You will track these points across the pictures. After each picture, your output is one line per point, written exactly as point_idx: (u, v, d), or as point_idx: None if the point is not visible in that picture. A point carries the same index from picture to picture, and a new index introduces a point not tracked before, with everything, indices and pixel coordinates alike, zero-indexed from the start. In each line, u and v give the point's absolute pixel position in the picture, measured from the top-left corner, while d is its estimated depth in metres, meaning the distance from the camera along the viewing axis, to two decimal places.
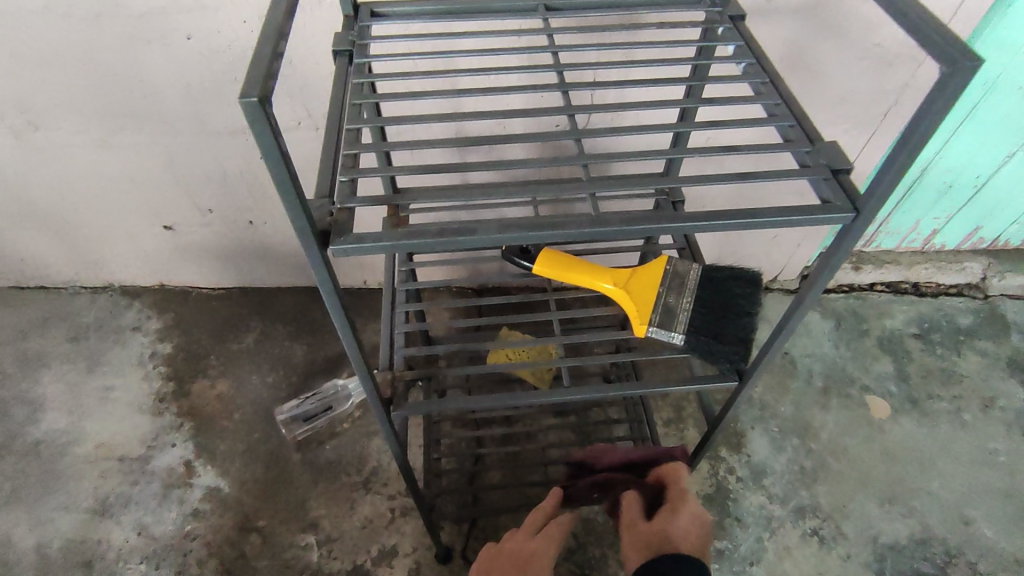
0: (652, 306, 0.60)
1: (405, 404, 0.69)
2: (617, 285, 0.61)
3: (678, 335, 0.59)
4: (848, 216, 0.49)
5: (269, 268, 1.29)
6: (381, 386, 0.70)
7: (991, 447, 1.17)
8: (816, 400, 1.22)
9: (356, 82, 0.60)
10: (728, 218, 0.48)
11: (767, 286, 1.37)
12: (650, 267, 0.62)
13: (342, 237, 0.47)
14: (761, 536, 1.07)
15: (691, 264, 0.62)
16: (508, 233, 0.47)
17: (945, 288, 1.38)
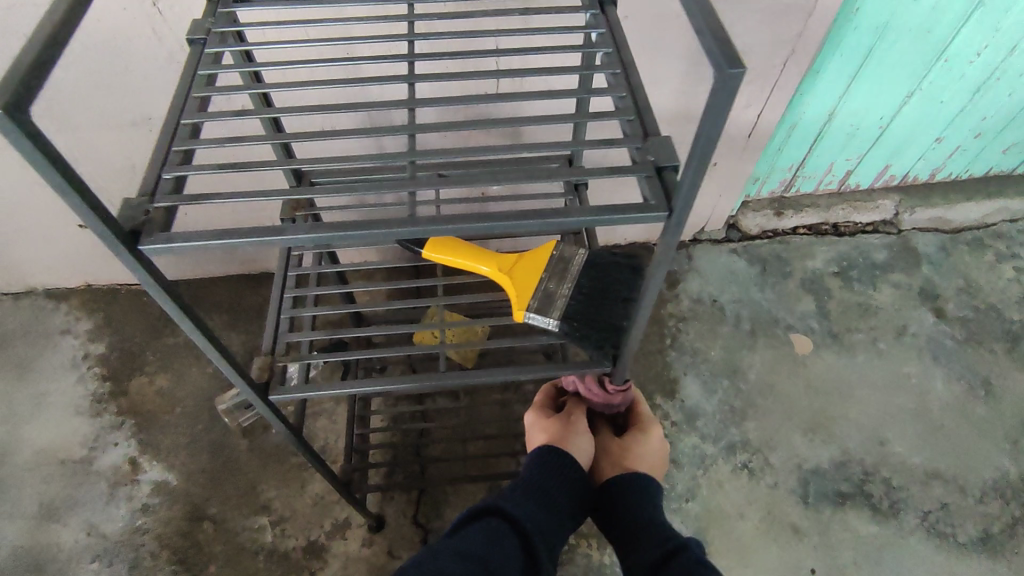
0: (531, 293, 0.65)
1: (282, 390, 0.71)
2: (500, 272, 0.67)
3: (552, 322, 0.62)
4: (661, 216, 0.51)
5: (197, 260, 1.27)
6: (258, 370, 0.70)
7: (903, 372, 1.25)
8: (744, 343, 1.28)
9: (202, 74, 0.60)
10: (538, 217, 0.50)
11: (696, 237, 1.41)
12: (539, 257, 0.68)
13: (152, 236, 0.48)
14: (695, 474, 1.14)
15: (577, 249, 0.66)
16: (357, 232, 0.49)
17: (863, 226, 1.44)
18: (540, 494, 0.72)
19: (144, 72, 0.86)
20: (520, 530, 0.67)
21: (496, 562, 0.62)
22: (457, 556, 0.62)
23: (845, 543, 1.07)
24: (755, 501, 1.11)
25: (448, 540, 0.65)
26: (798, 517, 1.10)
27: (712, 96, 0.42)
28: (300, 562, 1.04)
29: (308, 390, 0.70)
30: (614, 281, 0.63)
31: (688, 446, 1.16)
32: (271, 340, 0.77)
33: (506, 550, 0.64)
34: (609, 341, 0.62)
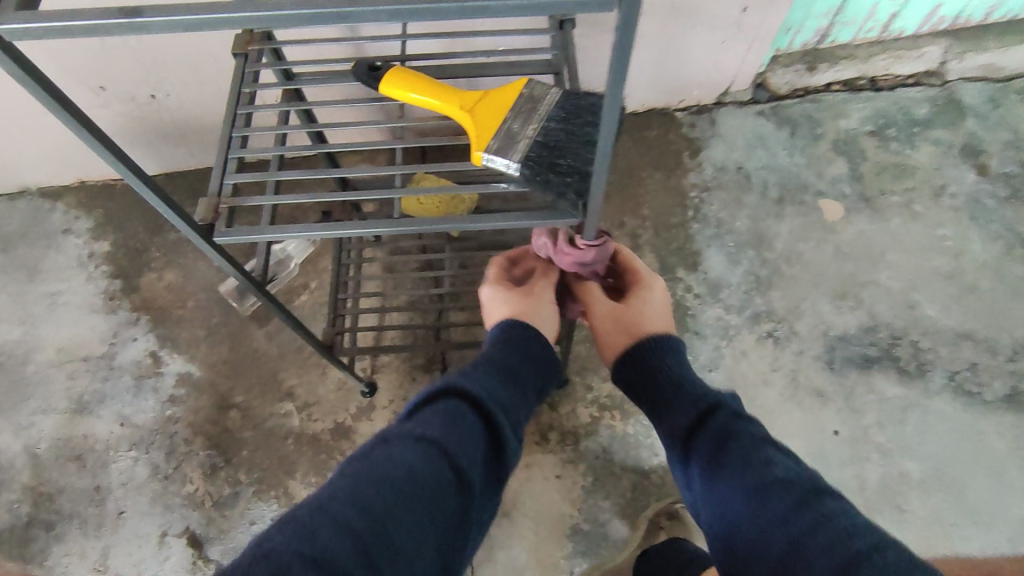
0: (493, 132, 0.56)
1: (225, 234, 0.65)
2: (460, 109, 0.57)
3: (513, 164, 0.53)
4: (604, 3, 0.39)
5: (190, 148, 1.19)
6: (205, 210, 0.66)
7: (939, 234, 1.19)
8: (770, 211, 1.22)
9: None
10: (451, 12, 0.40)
11: (720, 100, 1.30)
12: (507, 93, 0.58)
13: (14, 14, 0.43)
14: (718, 345, 1.12)
15: (549, 89, 0.57)
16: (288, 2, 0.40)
17: (904, 78, 1.32)
18: (505, 373, 0.69)
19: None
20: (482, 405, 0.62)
21: (457, 442, 0.57)
22: (412, 438, 0.56)
23: (870, 406, 1.07)
24: (779, 369, 1.10)
25: (401, 425, 0.59)
26: (823, 383, 1.09)
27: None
28: (330, 443, 1.07)
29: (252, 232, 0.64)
30: (585, 124, 0.55)
31: (712, 318, 1.14)
32: (218, 180, 0.69)
33: (468, 427, 0.59)
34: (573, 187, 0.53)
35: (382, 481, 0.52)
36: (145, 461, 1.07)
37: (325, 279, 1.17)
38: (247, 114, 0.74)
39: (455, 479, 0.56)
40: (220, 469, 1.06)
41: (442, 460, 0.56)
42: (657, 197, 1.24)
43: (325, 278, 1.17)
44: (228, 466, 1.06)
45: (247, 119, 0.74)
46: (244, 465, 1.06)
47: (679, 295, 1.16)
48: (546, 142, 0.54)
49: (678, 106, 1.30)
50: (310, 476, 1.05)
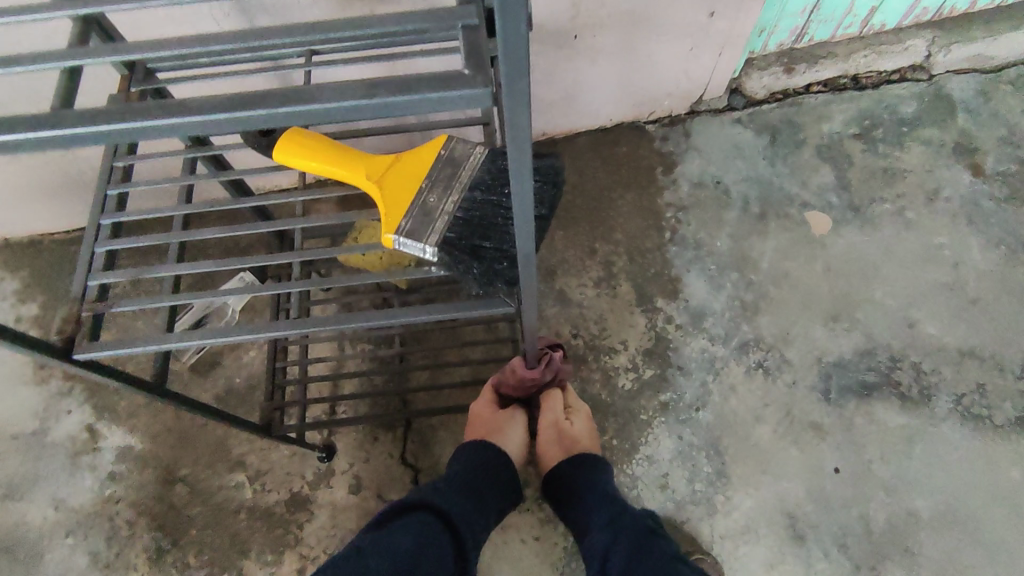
0: (405, 210, 0.46)
1: (91, 345, 0.55)
2: (367, 181, 0.48)
3: (428, 248, 0.45)
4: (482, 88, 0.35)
5: None
6: (61, 323, 0.56)
7: (935, 243, 1.10)
8: (753, 228, 1.13)
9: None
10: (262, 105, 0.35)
11: (693, 109, 1.21)
12: (422, 156, 0.48)
13: None
14: (705, 380, 1.03)
15: (473, 147, 0.48)
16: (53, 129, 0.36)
17: (888, 74, 1.23)
18: (472, 490, 0.76)
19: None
20: (449, 526, 0.70)
21: (424, 562, 0.64)
22: (382, 556, 0.63)
23: (872, 438, 0.99)
24: (772, 403, 1.01)
25: (374, 534, 0.66)
26: (820, 416, 1.00)
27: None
28: (286, 516, 0.97)
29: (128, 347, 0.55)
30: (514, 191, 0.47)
31: (696, 350, 1.05)
32: (78, 282, 0.57)
33: (435, 548, 0.66)
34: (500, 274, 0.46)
35: None
36: (84, 549, 0.97)
37: None
38: (121, 192, 0.62)
39: None
40: (166, 552, 0.96)
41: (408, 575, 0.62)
42: (631, 220, 1.14)
43: None
44: (176, 548, 0.96)
45: (121, 199, 0.63)
46: (192, 547, 0.96)
47: (660, 326, 1.07)
48: (469, 215, 0.46)
49: (649, 118, 1.21)
50: (266, 554, 0.96)
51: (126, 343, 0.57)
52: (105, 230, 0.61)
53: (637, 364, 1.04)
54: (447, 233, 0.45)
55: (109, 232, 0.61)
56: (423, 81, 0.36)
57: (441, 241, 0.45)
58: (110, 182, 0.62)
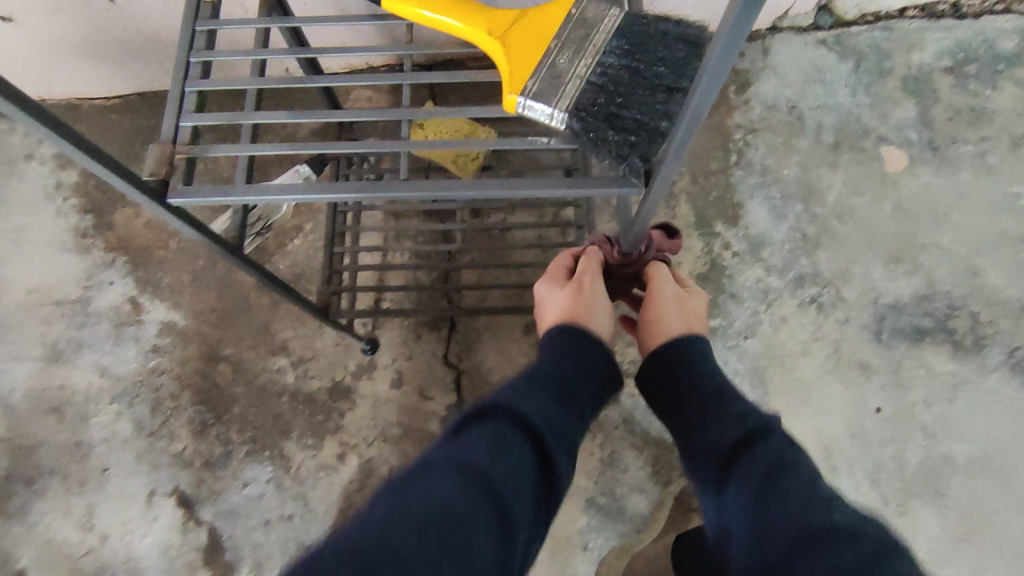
0: (531, 70, 0.44)
1: (183, 190, 0.53)
2: (489, 36, 0.45)
3: (557, 115, 0.42)
4: None
5: (165, 65, 1.03)
6: (154, 163, 0.53)
7: (1014, 192, 1.05)
8: (824, 158, 1.07)
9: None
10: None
11: (775, 25, 1.12)
12: (552, 13, 0.45)
13: None
14: (757, 309, 1.01)
15: (606, 9, 0.44)
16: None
17: (992, 4, 1.13)
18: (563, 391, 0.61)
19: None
20: (534, 438, 0.54)
21: (504, 475, 0.50)
22: (454, 465, 0.50)
23: (918, 382, 0.98)
24: (822, 339, 1.00)
25: (448, 444, 0.53)
26: (868, 355, 0.99)
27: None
28: (327, 403, 0.99)
29: (217, 194, 0.53)
30: (655, 60, 0.42)
31: (751, 279, 1.02)
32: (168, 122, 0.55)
33: (514, 455, 0.51)
34: (633, 149, 0.41)
35: (403, 509, 0.46)
36: (128, 416, 0.99)
37: (321, 222, 1.04)
38: (210, 32, 0.59)
39: (494, 518, 0.48)
40: (209, 426, 0.98)
41: (477, 493, 0.48)
42: (698, 139, 1.09)
43: (321, 222, 1.04)
44: (219, 423, 0.98)
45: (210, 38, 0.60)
46: (235, 423, 0.98)
47: (716, 252, 1.04)
48: (606, 80, 0.42)
49: None
50: (307, 437, 0.97)
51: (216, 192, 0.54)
52: (197, 70, 0.58)
53: None
54: (579, 99, 0.42)
55: (200, 73, 0.59)
56: None
57: (572, 107, 0.42)
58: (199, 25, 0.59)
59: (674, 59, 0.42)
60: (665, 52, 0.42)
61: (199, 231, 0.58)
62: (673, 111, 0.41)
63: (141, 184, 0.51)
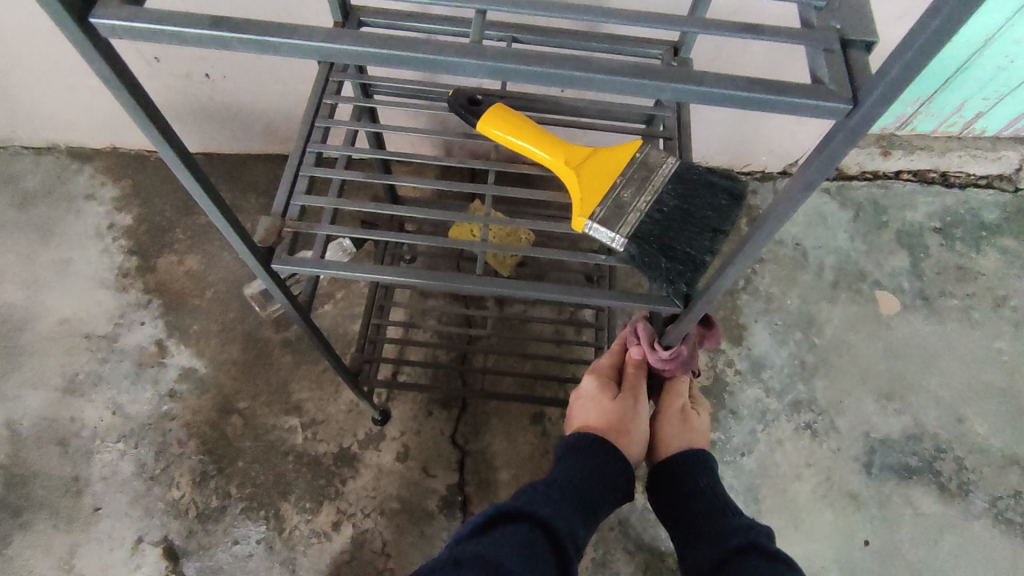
0: (599, 199, 0.52)
1: (287, 258, 0.61)
2: (566, 165, 0.54)
3: (619, 238, 0.50)
4: (842, 106, 0.38)
5: (235, 132, 1.13)
6: (265, 233, 0.61)
7: (996, 347, 1.14)
8: (824, 294, 1.16)
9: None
10: (653, 74, 0.37)
11: (785, 170, 1.25)
12: (619, 155, 0.54)
13: (118, 11, 0.38)
14: (754, 428, 1.06)
15: (665, 157, 0.53)
16: (470, 58, 0.37)
17: (976, 178, 1.27)
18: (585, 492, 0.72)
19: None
20: (552, 539, 0.65)
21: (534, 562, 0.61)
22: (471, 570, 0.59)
23: (905, 520, 1.01)
24: (815, 464, 1.04)
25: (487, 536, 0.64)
26: (859, 486, 1.03)
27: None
28: (331, 469, 1.00)
29: (313, 267, 0.60)
30: (704, 206, 0.51)
31: (750, 398, 1.08)
32: (284, 200, 0.63)
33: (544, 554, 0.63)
34: (681, 277, 0.50)
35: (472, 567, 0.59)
36: (132, 456, 1.00)
37: (353, 292, 1.10)
38: (324, 128, 0.69)
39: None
40: (210, 477, 0.99)
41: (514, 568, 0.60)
42: None
43: (353, 292, 1.10)
44: (219, 476, 0.99)
45: (324, 132, 0.70)
46: (237, 477, 0.99)
47: (719, 368, 1.10)
48: (662, 217, 0.51)
49: (743, 169, 1.25)
50: (305, 501, 0.98)
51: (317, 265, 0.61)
52: (309, 157, 0.67)
53: None
54: (638, 226, 0.50)
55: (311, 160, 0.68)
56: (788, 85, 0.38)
57: (631, 234, 0.50)
58: (318, 116, 0.69)
59: (720, 206, 0.51)
60: (711, 202, 0.52)
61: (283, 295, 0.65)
62: (716, 249, 0.51)
63: (257, 252, 0.58)
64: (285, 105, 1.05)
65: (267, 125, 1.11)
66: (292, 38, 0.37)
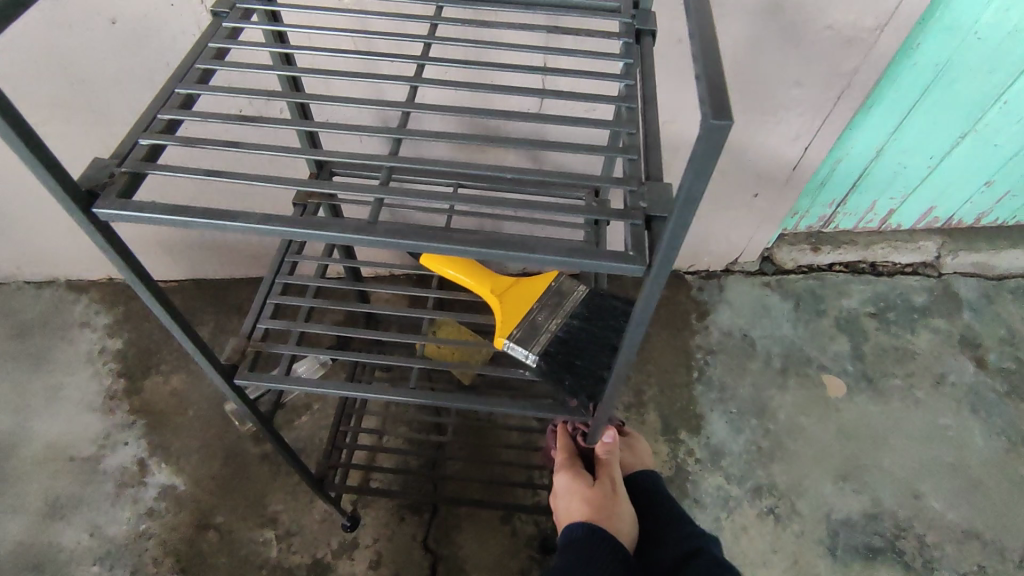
0: (517, 321, 0.62)
1: (249, 374, 0.69)
2: (491, 293, 0.63)
3: (531, 355, 0.59)
4: (638, 268, 0.47)
5: (222, 260, 1.25)
6: (230, 352, 0.71)
7: (941, 423, 1.20)
8: (774, 381, 1.24)
9: (180, 92, 0.55)
10: (499, 246, 0.47)
11: (728, 268, 1.37)
12: (534, 287, 0.65)
13: (108, 201, 0.48)
14: (718, 516, 1.09)
15: (576, 285, 0.65)
16: (364, 235, 0.48)
17: (902, 267, 1.40)
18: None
19: (188, 48, 0.82)
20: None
21: None
22: None
23: None
24: (781, 550, 1.06)
25: None
26: (826, 570, 1.05)
27: (697, 151, 0.38)
28: None
29: (274, 382, 0.68)
30: (605, 327, 0.62)
31: (712, 486, 1.12)
32: (250, 323, 0.74)
33: None
34: (583, 390, 0.59)
35: None
36: None
37: (329, 402, 1.17)
38: (292, 262, 0.81)
39: None
40: None
41: None
42: (664, 356, 1.26)
43: (328, 402, 1.17)
44: None
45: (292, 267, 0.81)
46: None
47: (680, 457, 1.15)
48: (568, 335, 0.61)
49: (688, 269, 1.38)
50: None
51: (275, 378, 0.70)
52: (277, 288, 0.78)
53: None
54: (548, 345, 0.60)
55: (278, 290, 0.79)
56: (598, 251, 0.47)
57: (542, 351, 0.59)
58: (286, 251, 0.81)
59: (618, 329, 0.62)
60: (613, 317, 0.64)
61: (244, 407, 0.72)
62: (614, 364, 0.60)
63: (223, 369, 0.67)
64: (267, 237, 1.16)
65: (252, 253, 1.22)
66: (229, 223, 0.48)
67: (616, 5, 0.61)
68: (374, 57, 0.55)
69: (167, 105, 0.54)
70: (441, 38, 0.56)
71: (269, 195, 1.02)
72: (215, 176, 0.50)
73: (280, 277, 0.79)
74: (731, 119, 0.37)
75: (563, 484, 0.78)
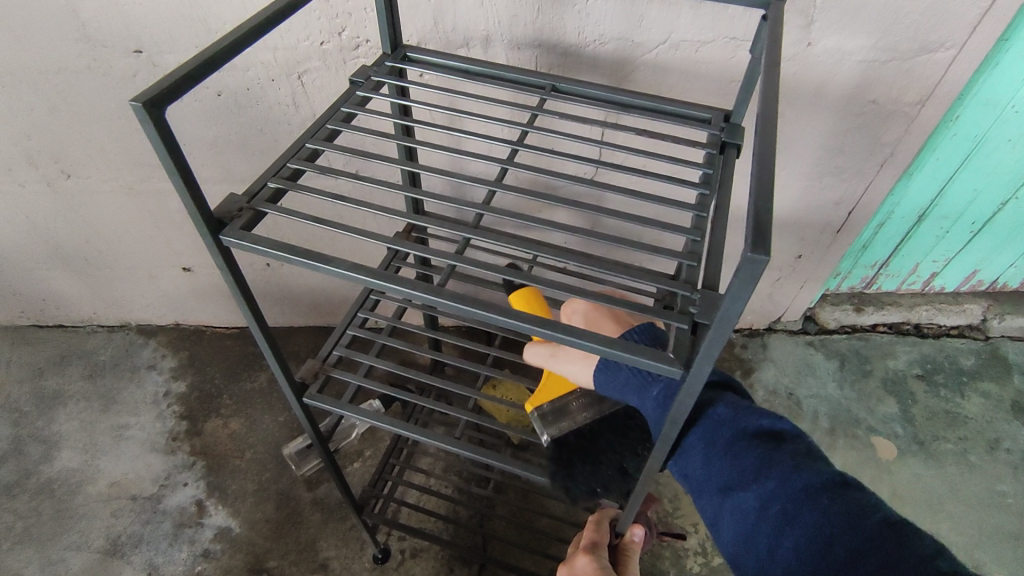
0: (550, 399, 0.71)
1: (318, 395, 0.72)
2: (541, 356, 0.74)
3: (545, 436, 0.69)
4: (676, 372, 0.45)
5: (284, 308, 1.31)
6: (305, 371, 0.74)
7: (999, 489, 1.17)
8: (822, 441, 1.23)
9: (307, 147, 0.59)
10: (548, 324, 0.47)
11: (771, 326, 1.39)
12: None
13: (239, 234, 0.50)
14: None
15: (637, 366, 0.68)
16: (426, 295, 0.49)
17: (947, 329, 1.40)
18: None
19: (280, 117, 0.91)
20: None
21: None
22: None
23: None
24: None
25: None
26: None
27: (731, 280, 0.36)
28: None
29: (339, 407, 0.71)
30: None
31: None
32: (327, 348, 0.78)
33: None
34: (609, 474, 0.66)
35: None
36: None
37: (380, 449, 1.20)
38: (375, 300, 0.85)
39: None
40: None
41: None
42: None
43: (380, 449, 1.20)
44: None
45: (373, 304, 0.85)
46: None
47: None
48: None
49: None
50: None
51: (339, 404, 0.72)
52: (357, 320, 0.83)
53: (706, 550, 1.10)
54: None
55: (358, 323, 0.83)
56: (642, 348, 0.46)
57: None
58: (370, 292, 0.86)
59: None
60: None
61: (308, 425, 0.74)
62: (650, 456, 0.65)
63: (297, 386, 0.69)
64: (331, 287, 1.23)
65: (313, 303, 1.29)
66: (325, 266, 0.50)
67: (708, 116, 0.65)
68: (475, 137, 0.61)
69: (295, 157, 0.58)
70: (537, 129, 0.62)
71: (344, 245, 1.10)
72: (328, 227, 0.54)
73: (362, 312, 0.83)
74: (768, 253, 0.34)
75: (587, 567, 0.68)
